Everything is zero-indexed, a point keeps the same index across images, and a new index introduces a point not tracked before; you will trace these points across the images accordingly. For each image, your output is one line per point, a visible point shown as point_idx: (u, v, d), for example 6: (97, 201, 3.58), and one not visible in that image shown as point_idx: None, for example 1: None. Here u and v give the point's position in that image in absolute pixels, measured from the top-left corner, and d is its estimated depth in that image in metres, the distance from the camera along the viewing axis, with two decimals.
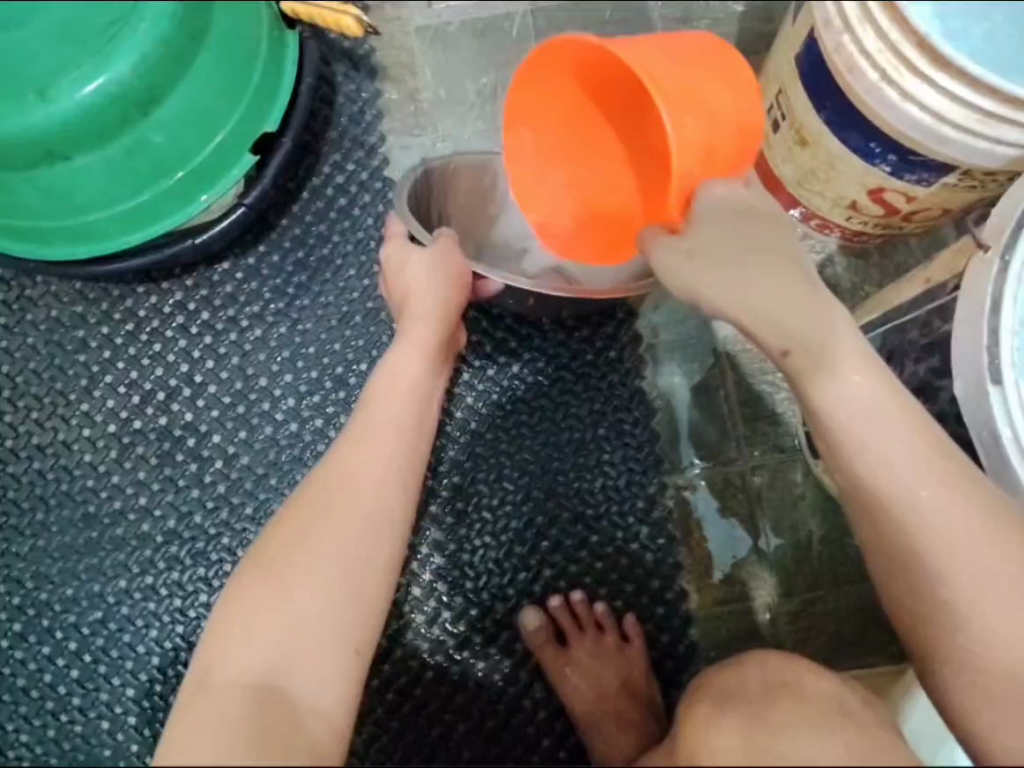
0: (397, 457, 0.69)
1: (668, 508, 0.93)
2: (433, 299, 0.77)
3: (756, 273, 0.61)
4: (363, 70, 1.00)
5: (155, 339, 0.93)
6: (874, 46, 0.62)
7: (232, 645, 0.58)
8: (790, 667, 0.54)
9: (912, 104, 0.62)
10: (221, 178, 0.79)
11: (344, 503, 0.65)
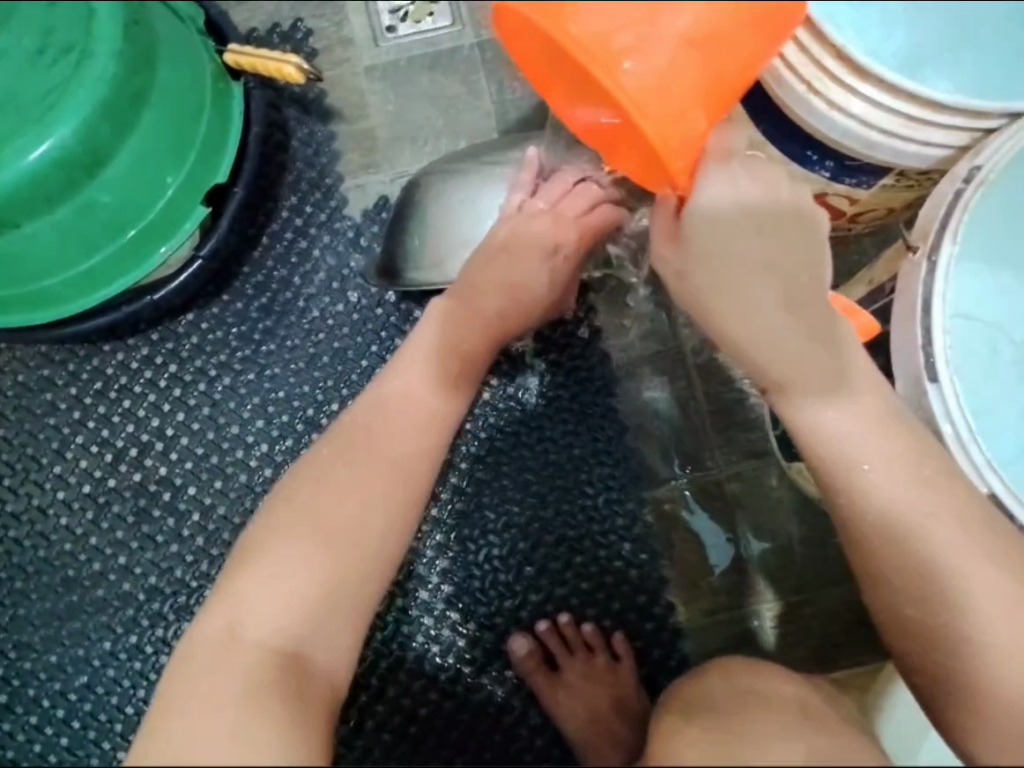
0: (431, 438, 0.72)
1: (648, 523, 0.93)
2: (491, 306, 0.80)
3: (750, 283, 0.64)
4: (315, 114, 1.01)
5: (124, 395, 0.93)
6: (797, 58, 0.62)
7: (264, 598, 0.58)
8: (756, 677, 0.54)
9: (838, 113, 0.63)
10: (177, 230, 0.79)
11: (375, 472, 0.67)
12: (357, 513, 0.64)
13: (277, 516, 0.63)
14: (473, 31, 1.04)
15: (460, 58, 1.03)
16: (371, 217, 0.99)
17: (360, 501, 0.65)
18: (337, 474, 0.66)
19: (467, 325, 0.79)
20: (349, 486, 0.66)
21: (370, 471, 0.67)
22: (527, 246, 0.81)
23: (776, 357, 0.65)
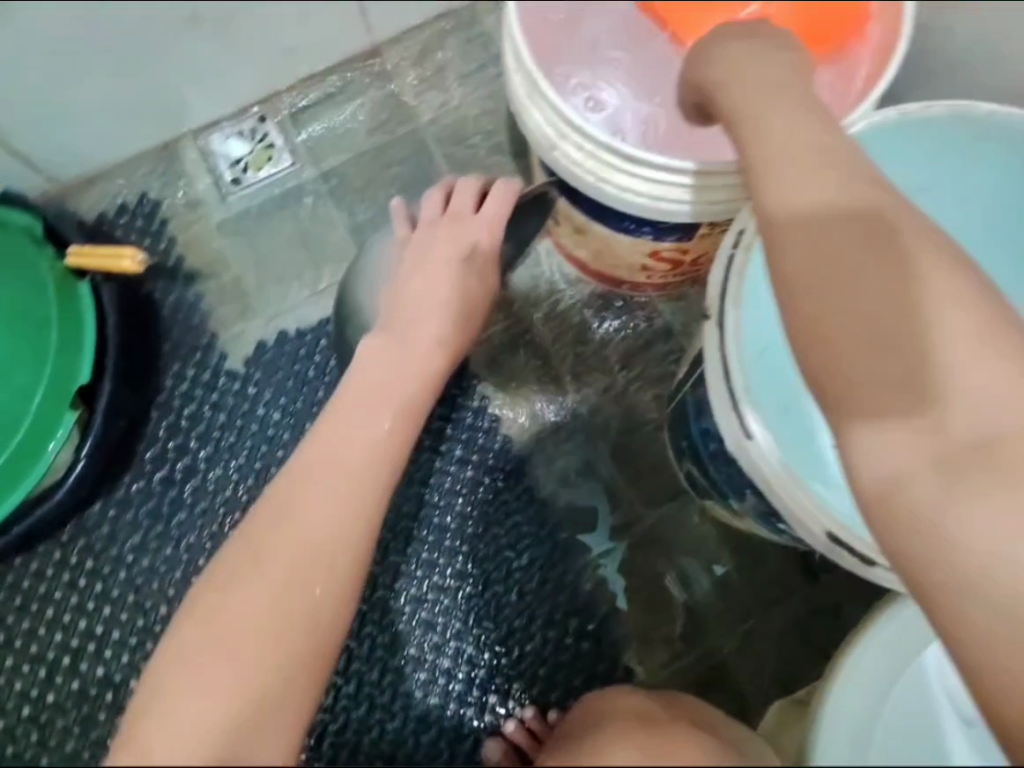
0: (362, 495, 0.59)
1: (587, 594, 0.94)
2: (430, 330, 0.72)
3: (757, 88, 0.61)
4: (180, 278, 1.04)
5: (47, 604, 0.92)
6: (579, 154, 0.68)
7: (170, 722, 0.44)
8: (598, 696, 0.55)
9: (627, 193, 0.69)
10: (54, 437, 0.80)
11: (297, 541, 0.54)
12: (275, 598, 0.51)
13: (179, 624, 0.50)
14: (313, 164, 1.08)
15: (307, 194, 1.07)
16: (253, 364, 1.01)
17: (283, 580, 0.52)
18: (250, 555, 0.53)
19: (402, 368, 0.69)
20: (264, 566, 0.52)
21: (294, 542, 0.54)
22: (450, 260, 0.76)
23: (802, 172, 0.55)
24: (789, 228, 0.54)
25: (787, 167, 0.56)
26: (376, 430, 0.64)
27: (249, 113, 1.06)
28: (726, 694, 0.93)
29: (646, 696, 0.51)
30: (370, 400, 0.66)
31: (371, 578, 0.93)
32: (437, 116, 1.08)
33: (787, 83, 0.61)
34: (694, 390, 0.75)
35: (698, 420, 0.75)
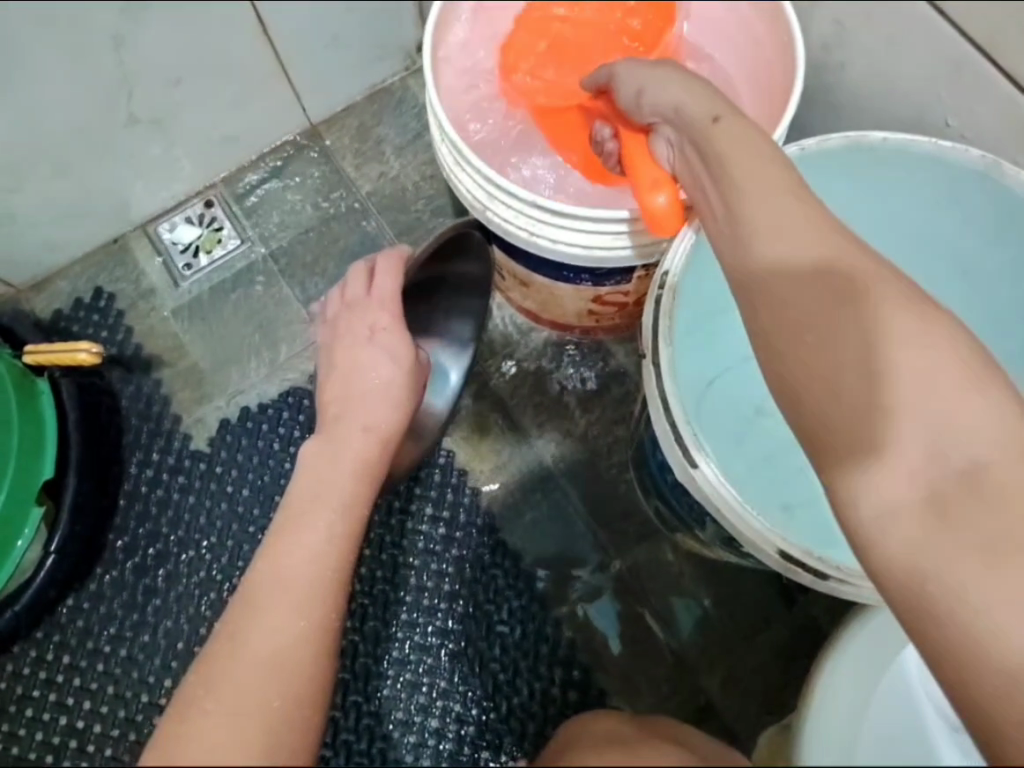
0: (310, 608, 0.57)
1: (569, 639, 0.95)
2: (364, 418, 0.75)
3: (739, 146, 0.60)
4: (138, 367, 1.05)
5: (25, 704, 0.91)
6: (511, 213, 0.72)
7: None
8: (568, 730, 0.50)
9: (561, 245, 0.72)
10: (20, 537, 0.80)
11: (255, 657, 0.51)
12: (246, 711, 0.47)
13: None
14: (262, 244, 1.10)
15: (258, 272, 1.09)
16: (218, 443, 1.02)
17: (247, 696, 0.48)
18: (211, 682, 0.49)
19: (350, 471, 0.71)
20: (225, 686, 0.48)
21: (250, 659, 0.51)
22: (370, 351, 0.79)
23: (779, 233, 0.56)
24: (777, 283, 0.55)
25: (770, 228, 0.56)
26: (317, 542, 0.62)
27: (194, 200, 1.10)
28: (718, 725, 0.93)
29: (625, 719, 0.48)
30: (316, 498, 0.67)
31: (353, 645, 0.93)
32: (379, 186, 1.12)
33: (765, 148, 0.59)
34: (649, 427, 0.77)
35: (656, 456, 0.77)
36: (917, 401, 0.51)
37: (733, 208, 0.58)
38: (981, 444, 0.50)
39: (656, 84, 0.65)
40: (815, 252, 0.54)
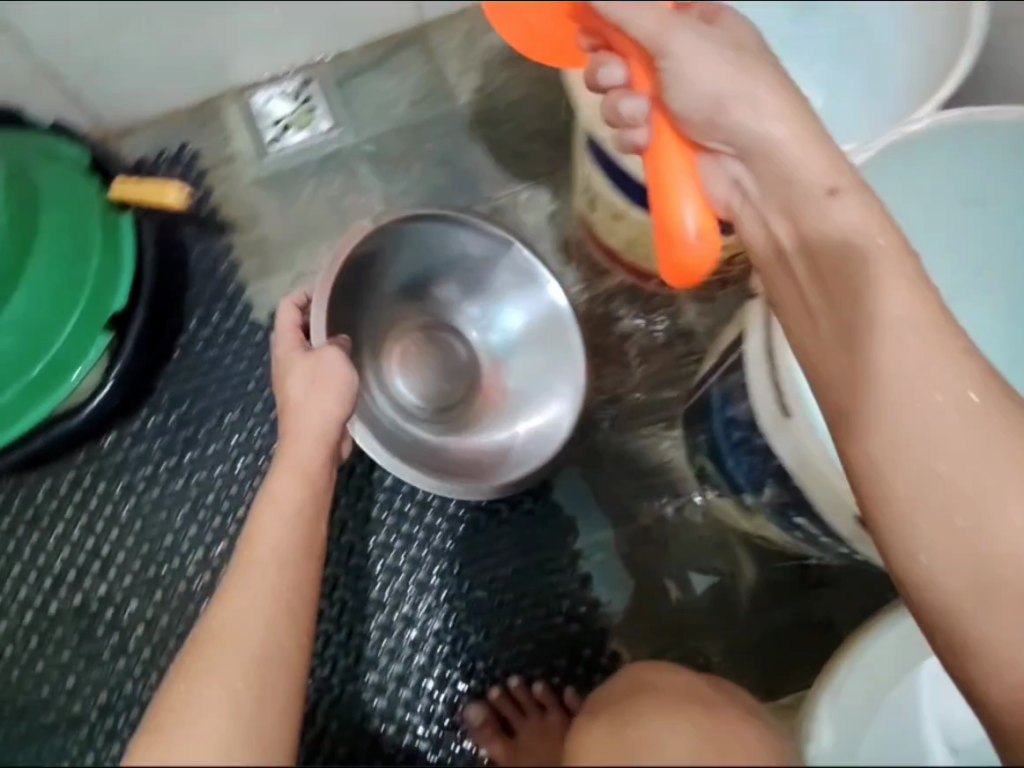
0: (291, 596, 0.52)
1: (581, 576, 0.96)
2: (314, 423, 0.69)
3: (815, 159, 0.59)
4: (210, 228, 1.03)
5: (56, 520, 0.93)
6: None
7: None
8: (648, 675, 0.43)
9: None
10: (86, 355, 0.80)
11: (234, 645, 0.47)
12: (223, 706, 0.43)
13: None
14: (353, 131, 1.07)
15: (343, 158, 1.06)
16: (277, 319, 1.01)
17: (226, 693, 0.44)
18: (189, 684, 0.45)
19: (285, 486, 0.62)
20: (204, 681, 0.45)
21: (230, 651, 0.47)
22: (313, 369, 0.72)
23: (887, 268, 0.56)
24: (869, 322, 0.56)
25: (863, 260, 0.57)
26: (281, 542, 0.56)
27: (293, 74, 1.07)
28: None
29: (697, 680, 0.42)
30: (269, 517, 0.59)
31: (372, 535, 0.96)
32: (482, 94, 1.09)
33: (875, 213, 0.58)
34: (722, 382, 0.77)
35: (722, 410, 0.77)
36: (983, 540, 0.53)
37: (817, 259, 0.60)
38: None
39: (741, 99, 0.59)
40: (923, 365, 0.55)
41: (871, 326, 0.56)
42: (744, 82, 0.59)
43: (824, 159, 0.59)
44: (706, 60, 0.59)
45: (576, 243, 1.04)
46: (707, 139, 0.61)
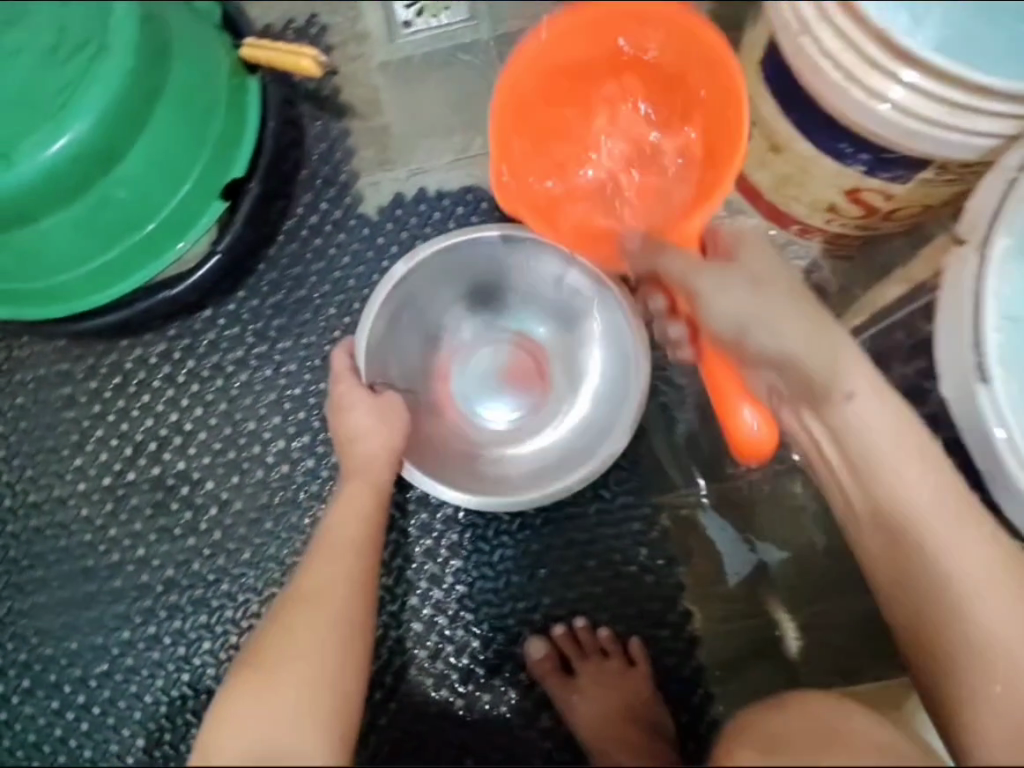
0: (336, 598, 0.66)
1: (665, 528, 0.91)
2: (383, 440, 0.79)
3: (782, 300, 0.69)
4: (330, 110, 0.98)
5: (143, 390, 0.92)
6: (836, 47, 0.64)
7: (251, 713, 0.57)
8: (826, 708, 0.51)
9: (880, 102, 0.65)
10: (198, 221, 0.77)
11: (295, 642, 0.62)
12: (268, 705, 0.57)
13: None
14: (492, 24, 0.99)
15: (477, 54, 0.99)
16: (387, 215, 0.96)
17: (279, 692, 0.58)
18: (255, 662, 0.62)
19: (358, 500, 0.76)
20: (260, 673, 0.60)
21: (283, 659, 0.61)
22: (376, 404, 0.80)
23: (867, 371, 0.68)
24: (855, 419, 0.68)
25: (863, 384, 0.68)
26: (340, 556, 0.70)
27: None
28: (775, 663, 0.90)
29: (864, 711, 0.52)
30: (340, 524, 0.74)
31: None
32: None
33: (815, 313, 0.69)
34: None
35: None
36: (946, 595, 0.64)
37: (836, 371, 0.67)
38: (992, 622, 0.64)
39: (763, 325, 0.67)
40: (908, 455, 0.67)
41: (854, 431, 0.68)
42: (764, 298, 0.68)
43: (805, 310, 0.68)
44: (731, 293, 0.68)
45: None
46: (745, 364, 0.70)
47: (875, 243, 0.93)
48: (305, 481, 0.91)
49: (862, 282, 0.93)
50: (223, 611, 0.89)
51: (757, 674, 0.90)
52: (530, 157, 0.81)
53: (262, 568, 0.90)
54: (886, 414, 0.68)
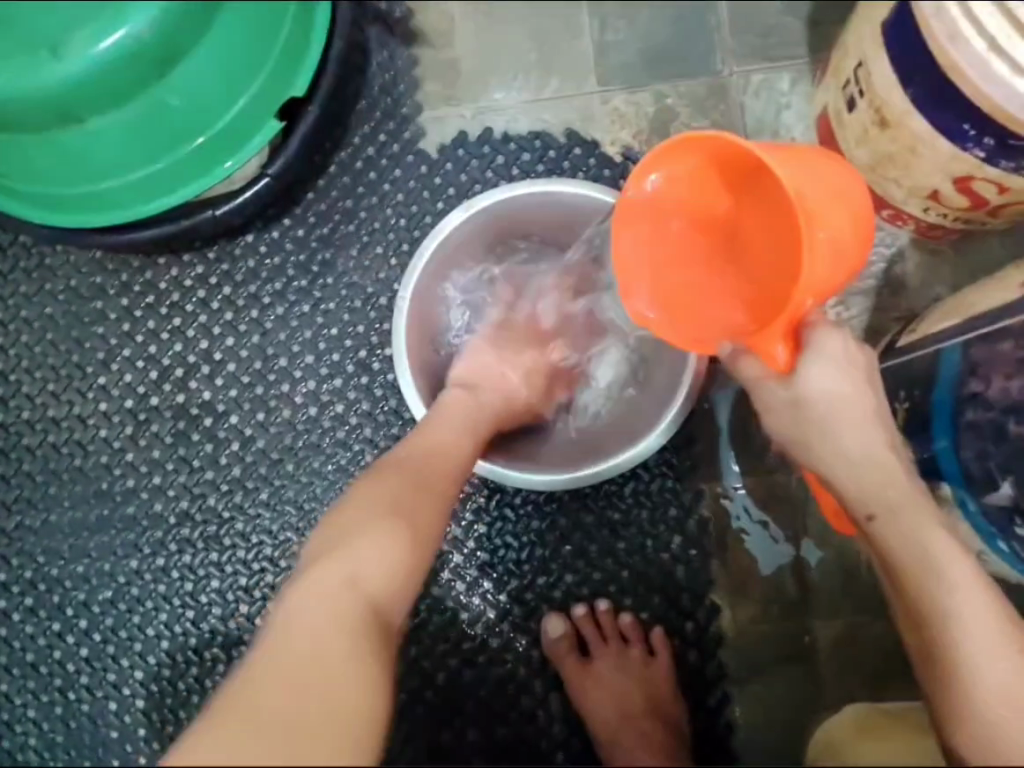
0: (451, 485, 0.64)
1: (705, 518, 0.86)
2: (517, 368, 0.80)
3: (837, 418, 0.62)
4: (399, 35, 0.91)
5: (174, 312, 0.88)
6: (986, 12, 0.58)
7: (367, 544, 0.55)
8: None
9: (1021, 79, 0.58)
10: (249, 142, 0.72)
11: (413, 504, 0.60)
12: (393, 553, 0.55)
13: (310, 575, 0.53)
14: None
15: None
16: (447, 155, 0.90)
17: (403, 542, 0.57)
18: (378, 507, 0.59)
19: (485, 413, 0.74)
20: (384, 515, 0.57)
21: (410, 513, 0.59)
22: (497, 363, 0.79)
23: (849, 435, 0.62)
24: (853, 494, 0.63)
25: (854, 460, 0.62)
26: (453, 444, 0.68)
27: None
28: (804, 672, 0.86)
29: None
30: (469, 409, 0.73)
31: None
32: None
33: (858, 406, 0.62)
34: (965, 347, 0.66)
35: (951, 381, 0.67)
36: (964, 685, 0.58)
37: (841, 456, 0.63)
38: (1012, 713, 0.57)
39: (823, 442, 0.63)
40: (907, 533, 0.61)
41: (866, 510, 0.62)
42: (802, 415, 0.62)
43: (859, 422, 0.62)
44: (771, 409, 0.64)
45: None
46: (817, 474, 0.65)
47: (970, 240, 0.85)
48: (331, 427, 0.87)
49: (951, 280, 0.86)
50: (235, 551, 0.86)
51: (783, 680, 0.86)
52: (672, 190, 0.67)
53: (280, 512, 0.87)
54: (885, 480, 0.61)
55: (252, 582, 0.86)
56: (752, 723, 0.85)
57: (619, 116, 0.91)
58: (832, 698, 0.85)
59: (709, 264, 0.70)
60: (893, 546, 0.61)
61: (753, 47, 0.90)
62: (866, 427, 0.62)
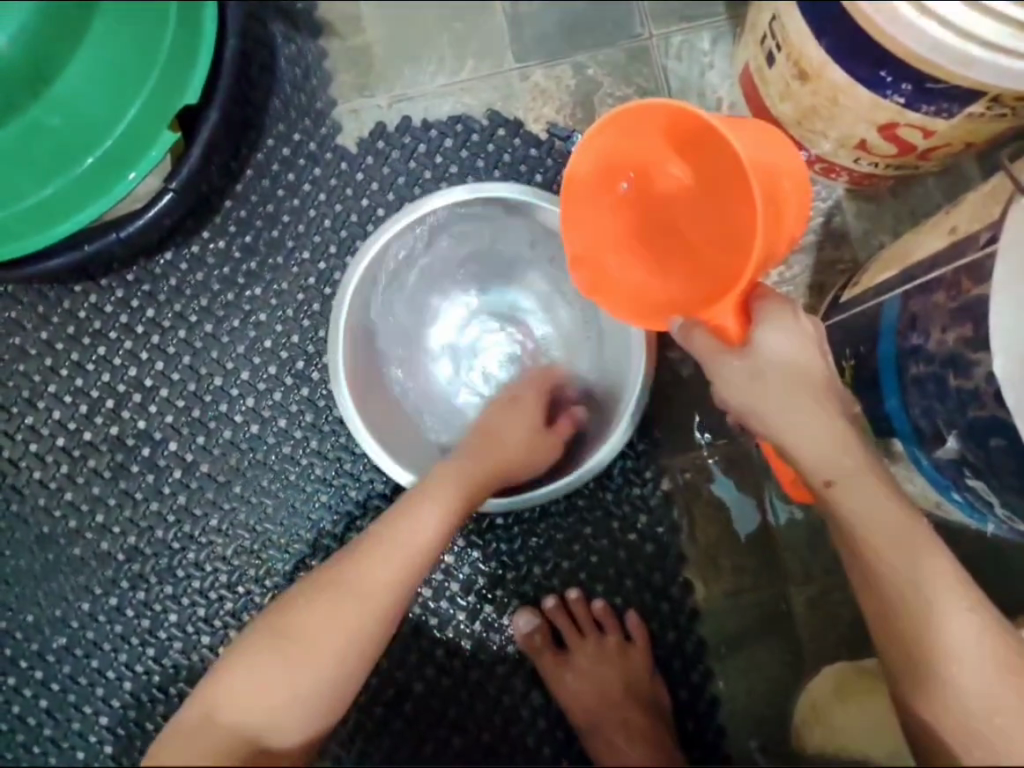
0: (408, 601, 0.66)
1: (668, 494, 0.85)
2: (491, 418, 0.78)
3: (782, 384, 0.61)
4: (303, 27, 0.87)
5: (99, 340, 0.84)
6: None
7: (274, 671, 0.60)
8: None
9: (931, 22, 0.56)
10: (145, 154, 0.68)
11: (328, 621, 0.62)
12: (309, 669, 0.61)
13: (218, 686, 0.60)
14: None
15: None
16: (366, 147, 0.87)
17: (321, 652, 0.61)
18: (314, 619, 0.62)
19: (480, 459, 0.74)
20: (320, 632, 0.62)
21: (332, 621, 0.62)
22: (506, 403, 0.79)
23: (791, 398, 0.61)
24: (801, 452, 0.62)
25: (795, 421, 0.61)
26: (439, 527, 0.68)
27: None
28: (782, 639, 0.85)
29: None
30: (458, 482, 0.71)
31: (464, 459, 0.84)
32: None
33: (802, 366, 0.61)
34: (901, 299, 0.65)
35: (891, 334, 0.65)
36: (913, 619, 0.59)
37: (784, 424, 0.61)
38: (952, 636, 0.58)
39: (771, 408, 0.61)
40: (854, 485, 0.61)
41: (811, 467, 0.62)
42: (760, 386, 0.61)
43: (803, 384, 0.61)
44: (725, 382, 0.62)
45: (727, 107, 0.87)
46: (767, 437, 0.63)
47: (909, 183, 0.83)
48: (276, 442, 0.85)
49: (893, 226, 0.84)
50: (190, 581, 0.84)
51: (762, 651, 0.84)
52: (614, 196, 0.68)
53: (232, 536, 0.84)
54: (829, 434, 0.61)
55: (211, 612, 0.84)
56: (736, 697, 0.84)
57: (541, 92, 0.88)
58: (813, 663, 0.84)
59: (682, 263, 0.68)
60: (851, 511, 0.61)
61: (672, 7, 0.88)
62: (809, 388, 0.61)
